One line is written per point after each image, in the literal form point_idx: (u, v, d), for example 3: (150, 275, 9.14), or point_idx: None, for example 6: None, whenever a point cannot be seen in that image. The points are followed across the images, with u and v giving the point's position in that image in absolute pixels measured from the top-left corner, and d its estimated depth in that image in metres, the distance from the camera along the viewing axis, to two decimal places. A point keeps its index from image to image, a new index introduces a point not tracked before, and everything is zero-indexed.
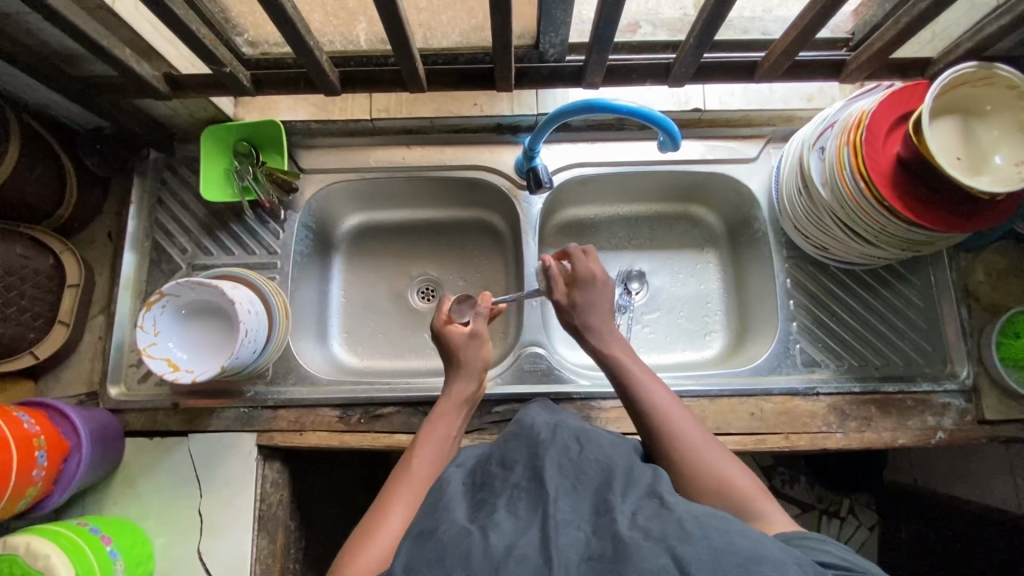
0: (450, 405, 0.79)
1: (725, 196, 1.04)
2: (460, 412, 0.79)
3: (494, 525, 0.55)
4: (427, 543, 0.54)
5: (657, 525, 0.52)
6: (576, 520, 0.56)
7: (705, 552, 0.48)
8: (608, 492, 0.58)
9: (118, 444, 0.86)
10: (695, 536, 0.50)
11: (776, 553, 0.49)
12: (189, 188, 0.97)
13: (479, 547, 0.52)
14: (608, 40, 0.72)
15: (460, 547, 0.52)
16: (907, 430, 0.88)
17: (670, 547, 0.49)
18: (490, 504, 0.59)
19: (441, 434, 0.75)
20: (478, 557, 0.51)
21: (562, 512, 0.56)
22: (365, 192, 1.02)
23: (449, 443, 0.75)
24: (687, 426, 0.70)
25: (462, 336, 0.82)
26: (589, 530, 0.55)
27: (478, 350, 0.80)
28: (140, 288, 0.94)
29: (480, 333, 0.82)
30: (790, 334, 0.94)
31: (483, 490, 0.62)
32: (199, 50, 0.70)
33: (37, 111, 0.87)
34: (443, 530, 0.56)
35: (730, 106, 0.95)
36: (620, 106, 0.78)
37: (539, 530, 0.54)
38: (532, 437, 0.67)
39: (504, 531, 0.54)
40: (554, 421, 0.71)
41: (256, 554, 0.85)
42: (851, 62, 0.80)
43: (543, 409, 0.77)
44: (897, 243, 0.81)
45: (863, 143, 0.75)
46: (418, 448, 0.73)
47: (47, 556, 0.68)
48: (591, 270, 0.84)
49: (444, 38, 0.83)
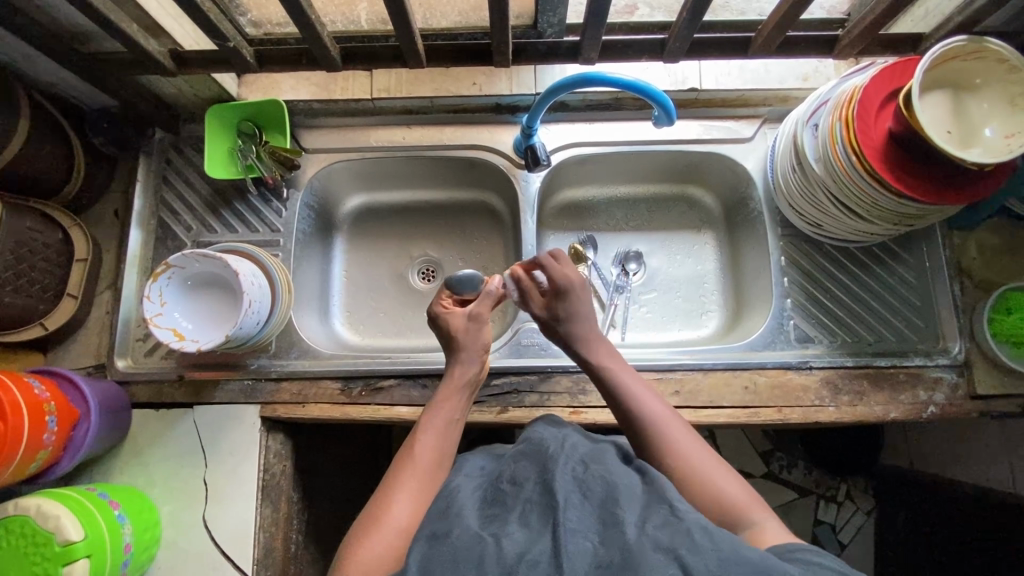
0: (451, 388, 0.78)
1: (721, 175, 1.05)
2: (461, 394, 0.78)
3: (505, 533, 0.57)
4: (440, 546, 0.56)
5: (667, 534, 0.54)
6: (584, 529, 0.57)
7: (712, 563, 0.51)
8: (615, 505, 0.58)
9: (126, 415, 0.88)
10: (704, 547, 0.52)
11: (779, 562, 0.52)
12: (195, 167, 0.99)
13: (493, 552, 0.54)
14: (604, 14, 0.73)
15: (473, 552, 0.55)
16: (899, 404, 0.89)
17: (679, 558, 0.51)
18: (501, 518, 0.60)
19: (443, 419, 0.75)
20: (491, 561, 0.53)
21: (571, 520, 0.57)
22: (367, 173, 1.04)
23: (452, 426, 0.75)
24: (727, 480, 0.65)
25: (464, 318, 0.82)
26: (596, 539, 0.56)
27: (479, 333, 0.80)
28: (147, 264, 0.96)
29: (480, 316, 0.82)
30: (785, 311, 0.95)
31: (495, 505, 0.63)
32: (204, 24, 0.72)
33: (46, 89, 0.89)
34: (456, 533, 0.58)
35: (727, 86, 0.96)
36: (616, 79, 0.79)
37: (550, 539, 0.56)
38: (542, 452, 0.68)
39: (516, 539, 0.56)
40: (562, 434, 0.72)
41: (259, 523, 0.87)
42: (843, 39, 0.81)
43: (550, 425, 0.76)
44: (888, 218, 0.82)
45: (855, 118, 0.76)
46: (420, 435, 0.73)
47: (57, 517, 0.70)
48: (567, 276, 0.82)
49: (443, 17, 0.85)
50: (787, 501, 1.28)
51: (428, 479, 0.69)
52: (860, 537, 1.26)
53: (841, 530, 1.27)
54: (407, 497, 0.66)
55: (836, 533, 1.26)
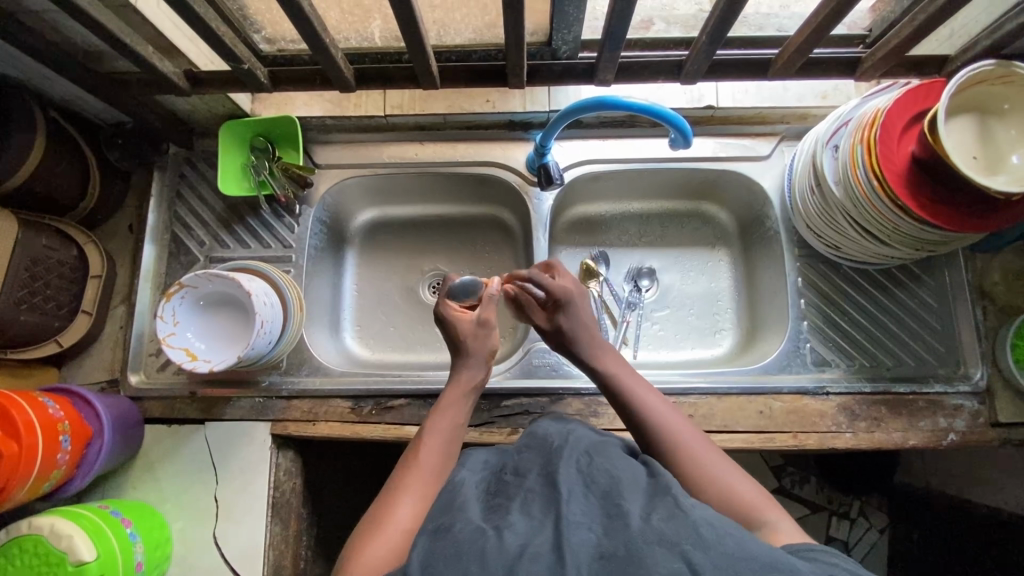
0: (458, 391, 0.77)
1: (737, 193, 1.03)
2: (466, 399, 0.77)
3: (507, 525, 0.56)
4: (442, 541, 0.55)
5: (672, 528, 0.53)
6: (588, 521, 0.56)
7: (718, 558, 0.50)
8: (619, 496, 0.58)
9: (138, 431, 0.89)
10: (710, 542, 0.51)
11: (788, 561, 0.51)
12: (208, 182, 0.99)
13: (494, 545, 0.53)
14: (620, 38, 0.72)
15: (475, 546, 0.53)
16: (918, 431, 0.87)
17: (683, 553, 0.50)
18: (504, 506, 0.60)
19: (449, 422, 0.74)
20: (493, 555, 0.52)
21: (574, 514, 0.56)
22: (378, 188, 1.04)
23: (457, 431, 0.74)
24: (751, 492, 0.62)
25: (472, 323, 0.80)
26: (600, 530, 0.55)
27: (487, 338, 0.78)
28: (160, 279, 0.96)
29: (487, 323, 0.80)
30: (801, 333, 0.93)
31: (498, 496, 0.63)
32: (218, 47, 0.72)
33: (63, 106, 0.89)
34: (458, 528, 0.56)
35: (743, 103, 0.95)
36: (631, 103, 0.78)
37: (552, 531, 0.54)
38: (545, 446, 0.68)
39: (517, 531, 0.55)
40: (566, 429, 0.72)
41: (269, 541, 0.87)
42: (866, 60, 0.79)
43: (554, 422, 0.75)
44: (910, 243, 0.81)
45: (877, 142, 0.74)
46: (425, 438, 0.72)
47: (69, 537, 0.71)
48: (565, 286, 0.80)
49: (457, 35, 0.84)
50: (799, 516, 1.24)
51: (433, 482, 0.68)
52: (873, 556, 1.22)
53: (853, 548, 1.23)
54: (411, 499, 0.65)
55: (849, 550, 1.22)
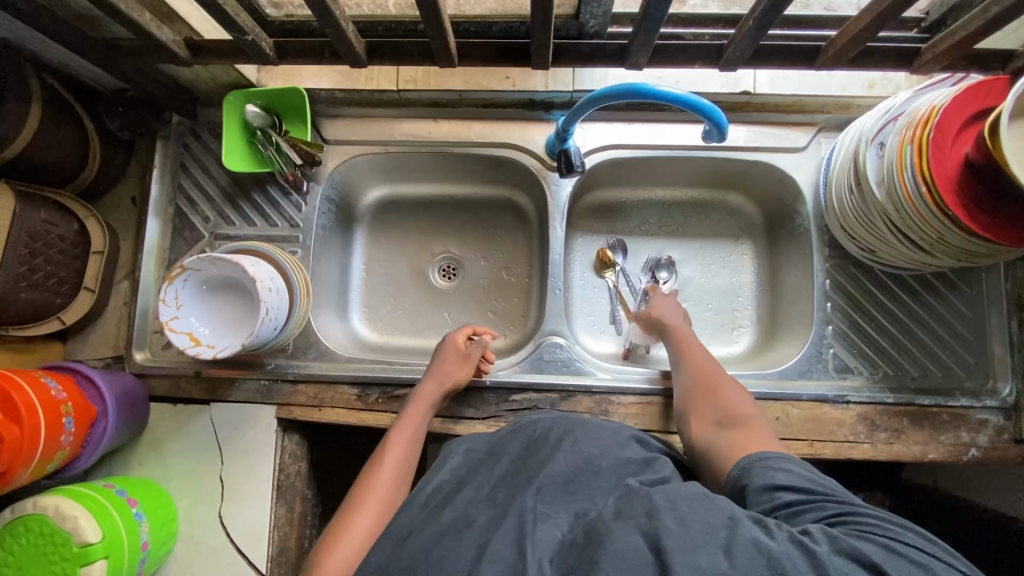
0: (419, 404, 0.82)
1: (767, 186, 0.98)
2: (427, 412, 0.82)
3: (468, 525, 0.55)
4: (401, 551, 0.54)
5: (627, 505, 0.53)
6: (553, 518, 0.54)
7: (672, 521, 0.49)
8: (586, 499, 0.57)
9: (144, 409, 0.88)
10: (663, 510, 0.50)
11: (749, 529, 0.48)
12: (212, 154, 0.95)
13: (452, 553, 0.51)
14: (658, 20, 0.66)
15: (431, 554, 0.52)
16: (938, 445, 0.84)
17: (642, 527, 0.49)
18: (467, 497, 0.60)
19: (410, 430, 0.79)
20: (454, 560, 0.50)
21: (539, 510, 0.55)
22: (389, 166, 0.99)
23: (418, 442, 0.79)
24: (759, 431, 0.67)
25: (459, 358, 0.86)
26: (567, 527, 0.53)
27: (463, 369, 0.85)
28: (164, 254, 0.93)
29: (471, 358, 0.86)
30: (824, 339, 0.90)
31: (460, 486, 0.63)
32: (220, 17, 0.67)
33: (59, 70, 0.85)
34: (416, 534, 0.56)
35: (784, 91, 0.88)
36: (665, 92, 0.73)
37: (515, 524, 0.53)
38: (522, 444, 0.68)
39: (479, 531, 0.53)
40: (552, 417, 0.74)
41: (273, 523, 0.87)
42: (926, 52, 0.72)
43: (545, 416, 0.75)
44: (952, 253, 0.75)
45: (930, 142, 0.68)
46: (391, 445, 0.77)
47: (74, 518, 0.70)
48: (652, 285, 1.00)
49: (478, 4, 0.77)
50: None
51: (389, 481, 0.73)
52: None
53: None
54: (367, 504, 0.69)
55: None
